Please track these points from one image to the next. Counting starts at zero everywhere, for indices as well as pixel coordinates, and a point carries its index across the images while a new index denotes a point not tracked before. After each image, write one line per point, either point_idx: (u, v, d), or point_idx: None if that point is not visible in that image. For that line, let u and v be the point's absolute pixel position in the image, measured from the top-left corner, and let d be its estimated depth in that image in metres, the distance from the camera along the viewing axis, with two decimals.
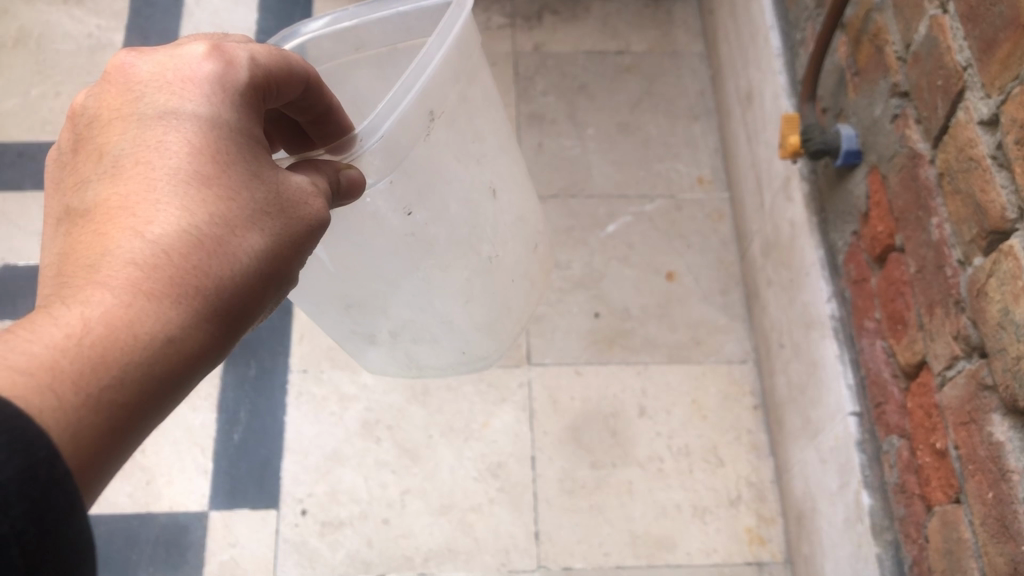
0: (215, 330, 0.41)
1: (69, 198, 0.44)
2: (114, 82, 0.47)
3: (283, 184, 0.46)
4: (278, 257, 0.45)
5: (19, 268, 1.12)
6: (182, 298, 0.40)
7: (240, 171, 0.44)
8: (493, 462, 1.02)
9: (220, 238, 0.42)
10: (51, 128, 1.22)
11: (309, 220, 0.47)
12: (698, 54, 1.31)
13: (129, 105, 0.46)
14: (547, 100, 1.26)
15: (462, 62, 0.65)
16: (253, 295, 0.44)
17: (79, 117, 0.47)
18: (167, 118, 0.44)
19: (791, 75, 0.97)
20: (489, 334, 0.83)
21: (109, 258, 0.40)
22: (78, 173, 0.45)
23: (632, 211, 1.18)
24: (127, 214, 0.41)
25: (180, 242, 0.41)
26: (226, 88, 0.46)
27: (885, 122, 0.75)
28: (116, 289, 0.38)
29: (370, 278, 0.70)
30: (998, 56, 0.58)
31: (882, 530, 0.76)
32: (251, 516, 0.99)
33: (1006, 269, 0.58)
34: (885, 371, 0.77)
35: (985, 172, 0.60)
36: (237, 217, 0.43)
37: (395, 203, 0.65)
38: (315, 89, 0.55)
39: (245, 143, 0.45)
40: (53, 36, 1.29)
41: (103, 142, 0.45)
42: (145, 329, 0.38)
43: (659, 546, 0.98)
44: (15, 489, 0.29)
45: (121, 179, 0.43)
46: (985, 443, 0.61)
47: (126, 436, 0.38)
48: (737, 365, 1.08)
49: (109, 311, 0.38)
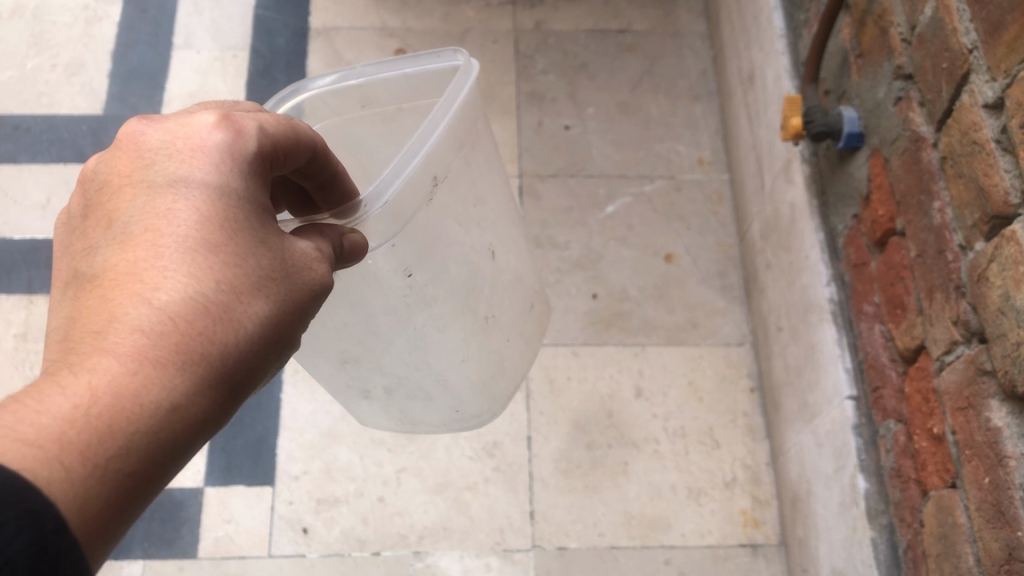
0: (220, 398, 0.41)
1: (77, 261, 0.43)
2: (124, 147, 0.46)
3: (290, 250, 0.46)
4: (283, 323, 0.44)
5: (14, 242, 1.12)
6: (187, 365, 0.39)
7: (247, 236, 0.43)
8: (489, 441, 1.02)
9: (227, 305, 0.41)
10: (45, 102, 1.21)
11: (315, 285, 0.46)
12: (700, 34, 1.30)
13: (139, 170, 0.45)
14: (548, 78, 1.25)
15: (466, 128, 0.66)
16: (258, 360, 0.43)
17: (89, 181, 0.46)
18: (177, 185, 0.43)
19: (794, 57, 0.96)
20: (484, 390, 0.81)
21: (116, 326, 0.39)
22: (86, 237, 0.44)
23: (632, 192, 1.17)
24: (135, 280, 0.40)
25: (187, 311, 0.40)
26: (236, 157, 0.45)
27: (888, 105, 0.75)
28: (122, 358, 0.38)
29: (366, 331, 0.69)
30: (1005, 38, 0.58)
31: (877, 515, 0.76)
32: (246, 493, 0.99)
33: (1008, 255, 0.57)
34: (884, 356, 0.77)
35: (989, 156, 0.59)
36: (244, 282, 0.42)
37: (397, 265, 0.65)
38: (322, 154, 0.55)
39: (255, 214, 0.45)
40: (49, 7, 1.28)
41: (112, 208, 0.44)
42: (151, 398, 0.37)
43: (653, 527, 0.98)
44: (23, 563, 0.29)
45: (129, 245, 0.42)
46: (983, 428, 0.60)
47: (131, 503, 0.37)
48: (735, 347, 1.08)
49: (116, 381, 0.37)
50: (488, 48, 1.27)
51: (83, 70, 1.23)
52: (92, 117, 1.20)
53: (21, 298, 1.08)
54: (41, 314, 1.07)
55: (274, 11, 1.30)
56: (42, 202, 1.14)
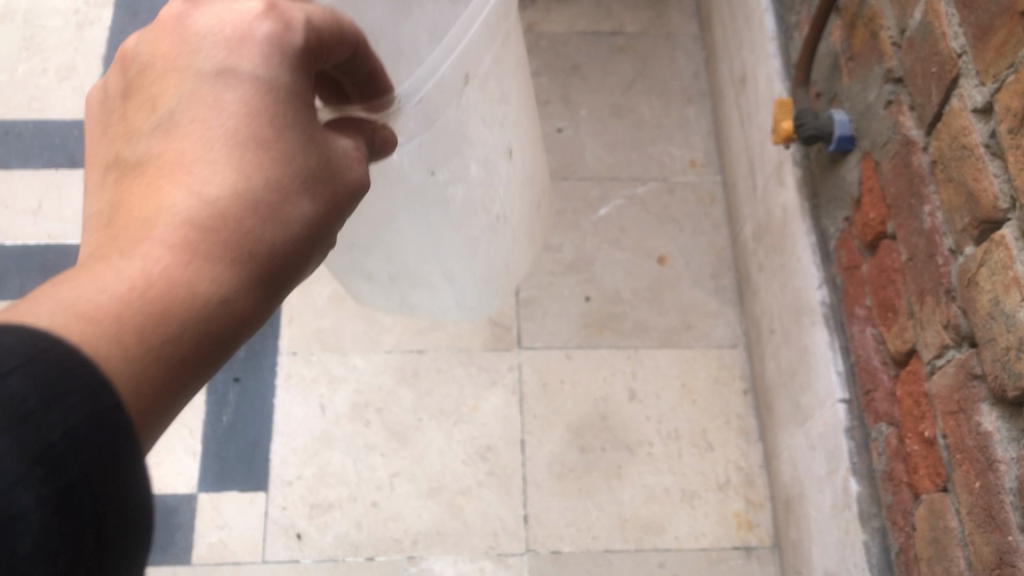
0: (264, 293, 0.40)
1: (121, 146, 0.42)
2: (166, 27, 0.42)
3: (333, 149, 0.44)
4: (324, 221, 0.43)
5: (5, 247, 1.11)
6: (234, 261, 0.38)
7: (298, 132, 0.41)
8: (483, 445, 1.02)
9: (274, 201, 0.40)
10: (37, 106, 1.21)
11: (353, 187, 0.46)
12: (692, 36, 1.30)
13: (182, 57, 0.41)
14: (540, 80, 1.25)
15: (499, 24, 0.67)
16: (299, 255, 0.42)
17: (130, 62, 0.44)
18: (225, 73, 0.40)
19: (786, 59, 0.96)
20: (485, 279, 0.96)
21: (166, 214, 0.37)
22: (130, 122, 0.42)
23: (624, 194, 1.17)
24: (183, 170, 0.39)
25: (233, 205, 0.38)
26: (287, 51, 0.41)
27: (879, 108, 0.75)
28: (171, 246, 0.36)
29: (383, 219, 0.78)
30: (994, 43, 0.58)
31: (870, 517, 0.76)
32: (239, 498, 0.99)
33: (998, 260, 0.57)
34: (876, 358, 0.77)
35: (978, 160, 0.59)
36: (291, 179, 0.41)
37: (422, 164, 0.71)
38: (359, 52, 0.49)
39: (307, 100, 0.42)
40: (40, 11, 1.27)
41: (158, 93, 0.41)
42: (202, 290, 0.36)
43: (647, 530, 0.98)
44: (83, 432, 0.27)
45: (176, 134, 0.40)
46: (974, 432, 0.61)
47: (185, 387, 0.35)
48: (728, 349, 1.08)
49: (166, 268, 0.35)
50: None
51: (75, 75, 1.23)
52: (83, 122, 1.20)
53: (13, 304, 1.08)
54: None
55: None
56: (33, 208, 1.14)
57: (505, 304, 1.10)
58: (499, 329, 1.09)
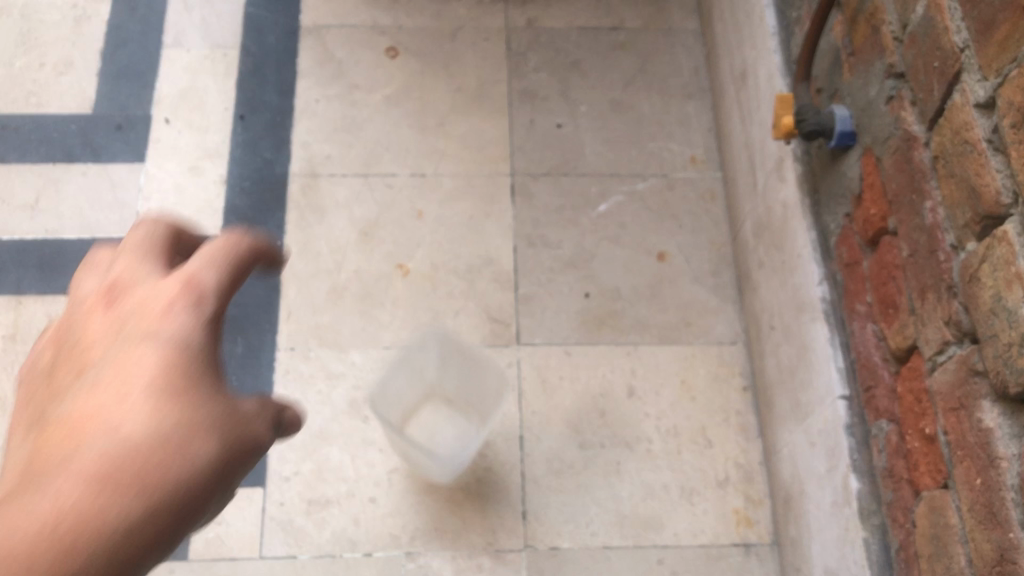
0: (170, 539, 0.37)
1: (39, 412, 0.41)
2: (98, 304, 0.44)
3: (239, 409, 0.42)
4: (230, 469, 0.40)
5: (2, 242, 1.11)
6: (124, 512, 0.35)
7: (203, 395, 0.41)
8: (481, 441, 1.02)
9: (175, 449, 0.38)
10: (35, 101, 1.20)
11: (261, 442, 0.43)
12: (692, 32, 1.29)
13: (108, 332, 0.43)
14: (540, 76, 1.25)
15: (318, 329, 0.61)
16: (203, 505, 0.39)
17: (60, 339, 0.45)
18: (144, 337, 0.41)
19: (786, 55, 0.96)
20: None
21: (53, 473, 0.35)
22: (53, 387, 0.42)
23: (624, 190, 1.17)
24: (87, 429, 0.37)
25: (130, 454, 0.37)
26: (199, 303, 0.42)
27: (880, 104, 0.74)
28: (51, 504, 0.33)
29: None
30: (996, 37, 0.57)
31: (869, 515, 0.76)
32: (236, 494, 0.98)
33: (1000, 256, 0.57)
34: (876, 355, 0.77)
35: (980, 156, 0.59)
36: (193, 430, 0.39)
37: None
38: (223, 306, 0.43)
39: (213, 347, 0.42)
40: (37, 5, 1.27)
41: (83, 363, 0.42)
42: (83, 548, 0.33)
43: (646, 527, 0.98)
44: None
45: (90, 397, 0.39)
46: (975, 429, 0.60)
47: None
48: (728, 346, 1.08)
49: (44, 526, 0.33)
50: (480, 46, 1.27)
51: (72, 70, 1.23)
52: (81, 116, 1.20)
53: (10, 299, 1.07)
54: (31, 315, 1.07)
55: (265, 9, 1.29)
56: (31, 202, 1.13)
57: (504, 301, 1.10)
58: (497, 325, 1.08)
